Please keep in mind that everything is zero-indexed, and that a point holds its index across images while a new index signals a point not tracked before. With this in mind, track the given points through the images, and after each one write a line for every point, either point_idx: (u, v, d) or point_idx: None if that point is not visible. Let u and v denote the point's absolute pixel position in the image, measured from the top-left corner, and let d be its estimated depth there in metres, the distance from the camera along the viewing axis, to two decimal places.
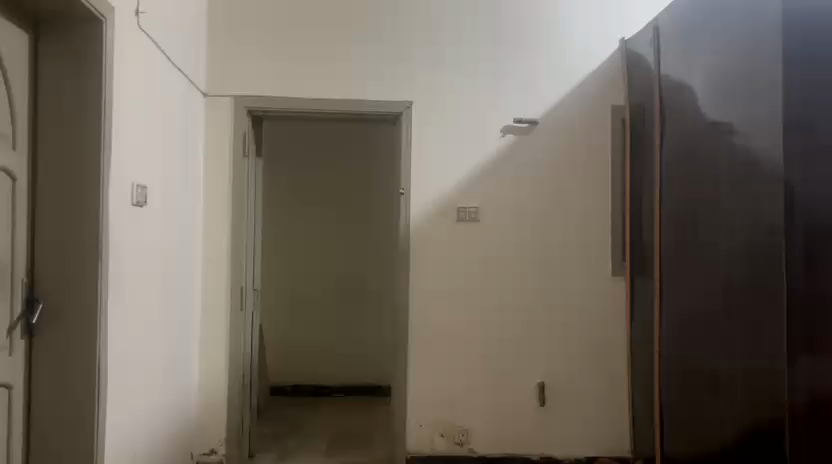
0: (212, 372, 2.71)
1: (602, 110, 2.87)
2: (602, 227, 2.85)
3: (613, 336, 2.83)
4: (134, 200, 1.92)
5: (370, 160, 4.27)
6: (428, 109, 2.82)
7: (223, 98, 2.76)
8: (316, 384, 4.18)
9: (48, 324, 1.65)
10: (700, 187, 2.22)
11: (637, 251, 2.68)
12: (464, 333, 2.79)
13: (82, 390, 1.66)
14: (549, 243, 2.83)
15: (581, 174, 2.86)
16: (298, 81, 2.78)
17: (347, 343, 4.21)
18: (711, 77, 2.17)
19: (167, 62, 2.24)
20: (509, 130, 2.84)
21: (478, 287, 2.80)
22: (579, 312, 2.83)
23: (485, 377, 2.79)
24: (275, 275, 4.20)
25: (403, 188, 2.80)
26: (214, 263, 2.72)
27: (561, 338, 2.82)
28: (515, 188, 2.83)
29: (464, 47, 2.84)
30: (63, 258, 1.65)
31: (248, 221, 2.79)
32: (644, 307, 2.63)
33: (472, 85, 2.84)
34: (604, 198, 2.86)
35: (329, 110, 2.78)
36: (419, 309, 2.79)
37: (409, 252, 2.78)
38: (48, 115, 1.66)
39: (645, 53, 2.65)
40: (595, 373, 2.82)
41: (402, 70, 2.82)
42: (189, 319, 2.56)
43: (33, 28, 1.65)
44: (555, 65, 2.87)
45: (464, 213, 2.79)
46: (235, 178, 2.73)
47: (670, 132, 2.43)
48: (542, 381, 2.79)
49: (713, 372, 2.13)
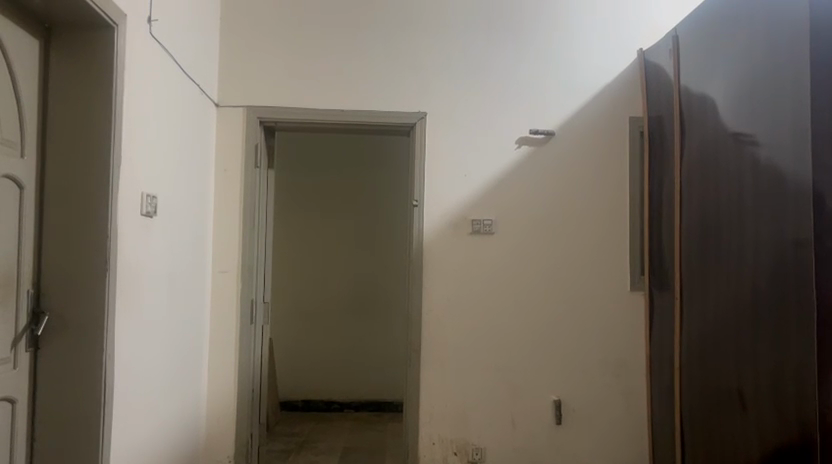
0: (221, 386, 2.66)
1: (620, 122, 2.83)
2: (619, 241, 2.79)
3: (631, 353, 2.76)
4: (143, 210, 1.88)
5: (383, 172, 4.24)
6: (442, 120, 2.78)
7: (236, 108, 2.73)
8: (327, 399, 4.12)
9: (53, 335, 1.61)
10: (722, 200, 2.16)
11: (655, 265, 2.62)
12: (479, 347, 2.73)
13: (87, 404, 1.61)
14: (565, 257, 2.77)
15: (599, 187, 2.80)
16: (311, 91, 2.75)
17: (359, 357, 4.16)
18: (733, 86, 2.12)
19: (178, 70, 2.21)
20: (525, 142, 2.79)
21: (493, 301, 2.74)
22: (596, 328, 2.76)
23: (499, 393, 2.72)
24: (286, 288, 4.16)
25: (417, 200, 2.74)
26: (224, 274, 2.68)
27: (578, 355, 2.75)
28: (532, 201, 2.77)
29: (480, 57, 2.81)
30: (71, 270, 1.62)
31: (259, 232, 2.76)
32: (663, 323, 2.56)
33: (487, 96, 2.80)
34: (622, 212, 2.80)
35: (343, 120, 2.74)
36: (432, 323, 2.73)
37: (422, 265, 2.73)
38: (56, 122, 1.63)
39: (664, 63, 2.61)
40: (613, 390, 2.75)
41: (416, 80, 2.79)
42: (198, 332, 2.52)
43: (44, 34, 1.63)
44: (572, 76, 2.82)
45: (478, 226, 2.74)
46: (247, 189, 2.70)
47: (691, 143, 2.38)
48: (558, 399, 2.72)
49: (737, 391, 2.06)
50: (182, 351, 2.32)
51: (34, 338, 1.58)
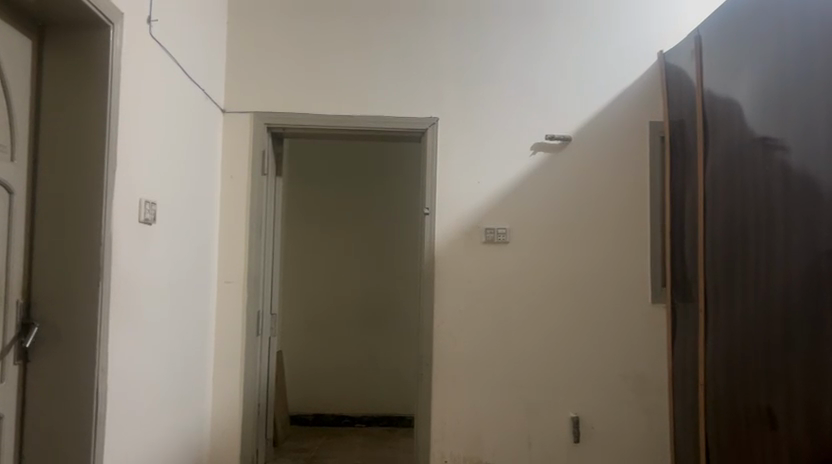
0: (226, 401, 2.57)
1: (639, 127, 2.72)
2: (640, 251, 2.68)
3: (653, 368, 2.64)
4: (142, 217, 1.82)
5: (395, 180, 4.16)
6: (454, 125, 2.69)
7: (242, 114, 2.66)
8: (338, 413, 4.03)
9: (44, 348, 1.54)
10: (749, 208, 2.05)
11: (678, 276, 2.51)
12: (493, 361, 2.63)
13: (78, 420, 1.53)
14: (583, 267, 2.66)
15: (617, 195, 2.69)
16: (319, 96, 2.68)
17: (371, 370, 4.06)
18: (760, 88, 2.01)
19: (182, 74, 2.15)
20: (540, 147, 2.69)
21: (508, 313, 2.64)
22: (616, 342, 2.64)
23: (514, 409, 2.61)
24: (296, 299, 4.08)
25: (428, 208, 2.65)
26: (229, 285, 2.60)
27: (597, 369, 2.63)
28: (548, 209, 2.67)
29: (493, 61, 2.72)
30: (63, 278, 1.55)
31: (266, 241, 2.68)
32: (686, 338, 2.45)
33: (500, 100, 2.71)
34: (642, 220, 2.69)
35: (352, 126, 2.67)
36: (444, 336, 2.63)
37: (433, 276, 2.63)
38: (49, 125, 1.56)
39: (686, 67, 2.50)
40: (634, 407, 2.63)
41: (428, 85, 2.71)
42: (202, 345, 2.45)
43: (38, 34, 1.57)
44: (589, 80, 2.73)
45: (492, 235, 2.64)
46: (253, 197, 2.63)
47: (714, 148, 2.27)
48: (576, 416, 2.60)
49: (766, 409, 1.94)
50: (185, 363, 2.24)
51: (22, 350, 1.50)
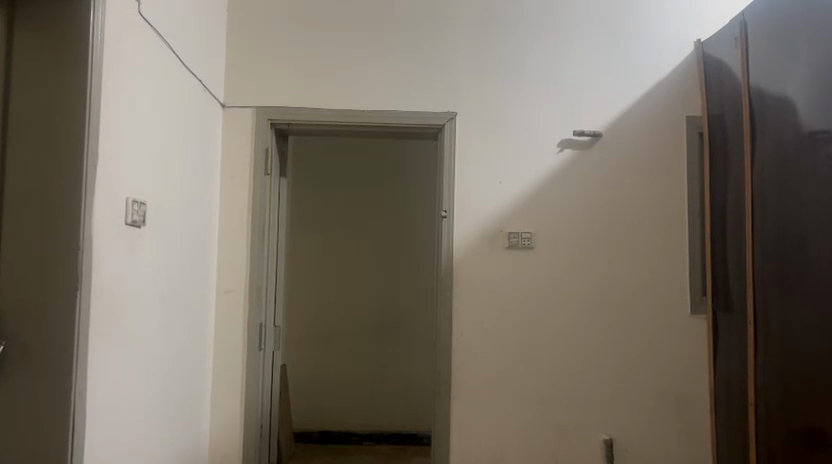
0: (227, 421, 2.36)
1: (676, 122, 2.51)
2: (678, 256, 2.46)
3: (693, 385, 2.42)
4: (129, 219, 1.60)
5: (407, 183, 3.95)
6: (474, 121, 2.49)
7: (244, 109, 2.46)
8: (346, 429, 3.82)
9: (10, 368, 1.33)
10: (805, 208, 1.83)
11: (721, 285, 2.29)
12: (518, 379, 2.41)
13: (49, 453, 1.32)
14: (614, 274, 2.45)
15: (652, 197, 2.48)
16: (327, 90, 2.48)
17: (381, 385, 3.85)
18: (818, 73, 1.80)
19: (175, 60, 1.94)
20: (568, 144, 2.49)
21: (532, 325, 2.43)
22: (651, 356, 2.43)
23: (541, 430, 2.40)
24: (302, 309, 3.87)
25: (445, 210, 2.44)
26: (229, 294, 2.39)
27: (632, 387, 2.41)
28: (576, 212, 2.46)
29: (516, 52, 2.52)
30: (33, 288, 1.34)
31: (269, 247, 2.47)
32: (731, 353, 2.23)
33: (523, 94, 2.50)
34: (680, 225, 2.48)
35: (363, 122, 2.46)
36: (463, 351, 2.41)
37: (451, 284, 2.42)
38: (19, 113, 1.36)
39: (728, 57, 2.29)
40: (673, 429, 2.40)
41: (444, 78, 2.50)
42: (199, 364, 2.23)
43: (7, 7, 1.37)
44: (619, 72, 2.52)
45: (515, 240, 2.43)
46: (256, 199, 2.42)
47: (763, 145, 2.06)
48: (609, 438, 2.38)
49: (826, 435, 1.72)
50: (179, 386, 2.03)
51: None
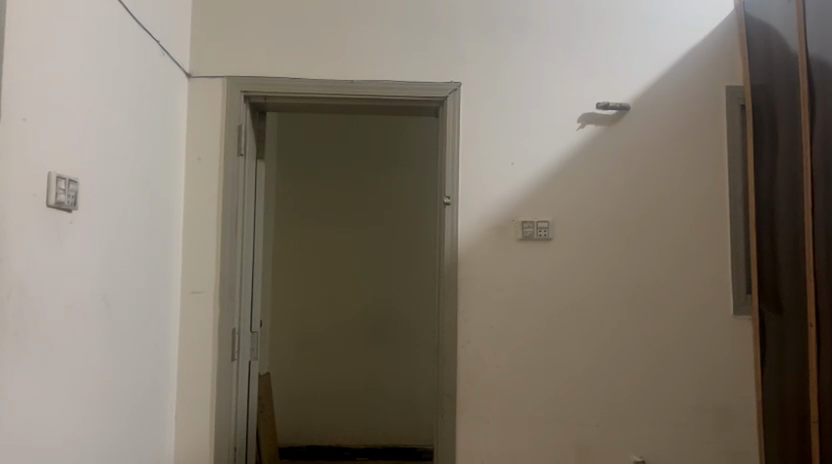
0: (194, 443, 2.02)
1: (713, 92, 2.19)
2: (716, 248, 2.14)
3: (737, 397, 2.10)
4: (55, 200, 1.27)
5: (404, 172, 3.61)
6: (481, 92, 2.15)
7: (213, 80, 2.12)
8: (337, 443, 3.50)
9: None
10: None
11: (769, 279, 1.97)
12: (534, 392, 2.08)
13: None
14: (644, 269, 2.12)
15: (686, 180, 2.16)
16: (310, 58, 2.14)
17: (376, 393, 3.53)
18: None
19: (124, 12, 1.61)
20: (590, 119, 2.16)
21: (549, 328, 2.10)
22: (688, 363, 2.10)
23: (561, 450, 2.07)
24: (287, 312, 3.53)
25: (449, 196, 2.11)
26: (197, 296, 2.05)
27: (665, 400, 2.09)
28: (600, 196, 2.14)
29: (529, 13, 2.19)
30: None
31: (245, 239, 2.14)
32: (784, 356, 1.91)
33: (535, 62, 2.18)
34: (719, 212, 2.16)
35: (354, 94, 2.13)
36: (471, 359, 2.08)
37: (454, 281, 2.09)
38: None
39: (773, 13, 1.98)
40: (713, 447, 2.09)
41: (446, 44, 2.17)
42: (160, 378, 1.90)
43: None
44: (645, 35, 2.20)
45: (530, 229, 2.10)
46: (228, 185, 2.08)
47: (825, 115, 1.72)
48: (640, 459, 2.07)
49: None
50: (132, 404, 1.69)
51: None
